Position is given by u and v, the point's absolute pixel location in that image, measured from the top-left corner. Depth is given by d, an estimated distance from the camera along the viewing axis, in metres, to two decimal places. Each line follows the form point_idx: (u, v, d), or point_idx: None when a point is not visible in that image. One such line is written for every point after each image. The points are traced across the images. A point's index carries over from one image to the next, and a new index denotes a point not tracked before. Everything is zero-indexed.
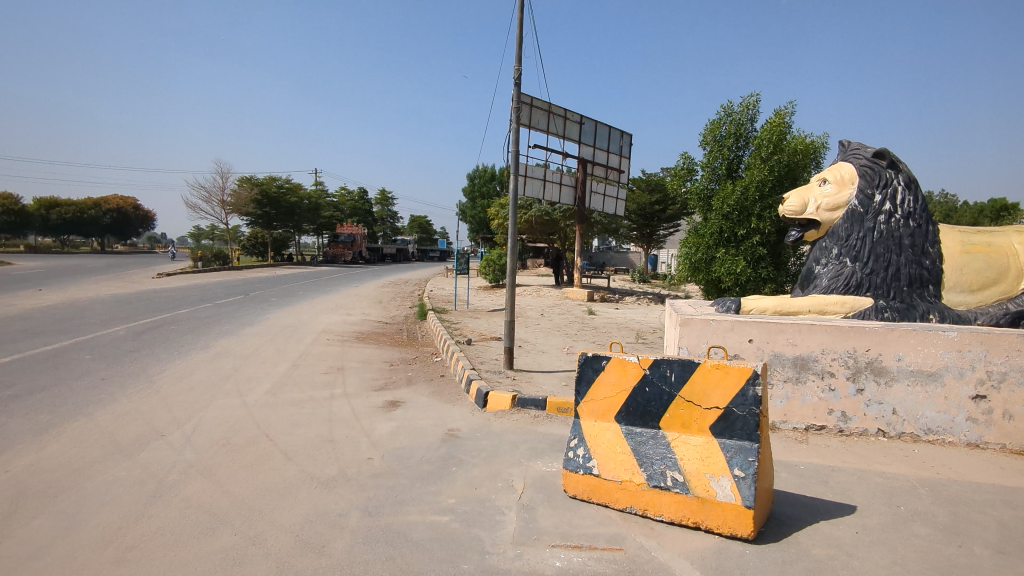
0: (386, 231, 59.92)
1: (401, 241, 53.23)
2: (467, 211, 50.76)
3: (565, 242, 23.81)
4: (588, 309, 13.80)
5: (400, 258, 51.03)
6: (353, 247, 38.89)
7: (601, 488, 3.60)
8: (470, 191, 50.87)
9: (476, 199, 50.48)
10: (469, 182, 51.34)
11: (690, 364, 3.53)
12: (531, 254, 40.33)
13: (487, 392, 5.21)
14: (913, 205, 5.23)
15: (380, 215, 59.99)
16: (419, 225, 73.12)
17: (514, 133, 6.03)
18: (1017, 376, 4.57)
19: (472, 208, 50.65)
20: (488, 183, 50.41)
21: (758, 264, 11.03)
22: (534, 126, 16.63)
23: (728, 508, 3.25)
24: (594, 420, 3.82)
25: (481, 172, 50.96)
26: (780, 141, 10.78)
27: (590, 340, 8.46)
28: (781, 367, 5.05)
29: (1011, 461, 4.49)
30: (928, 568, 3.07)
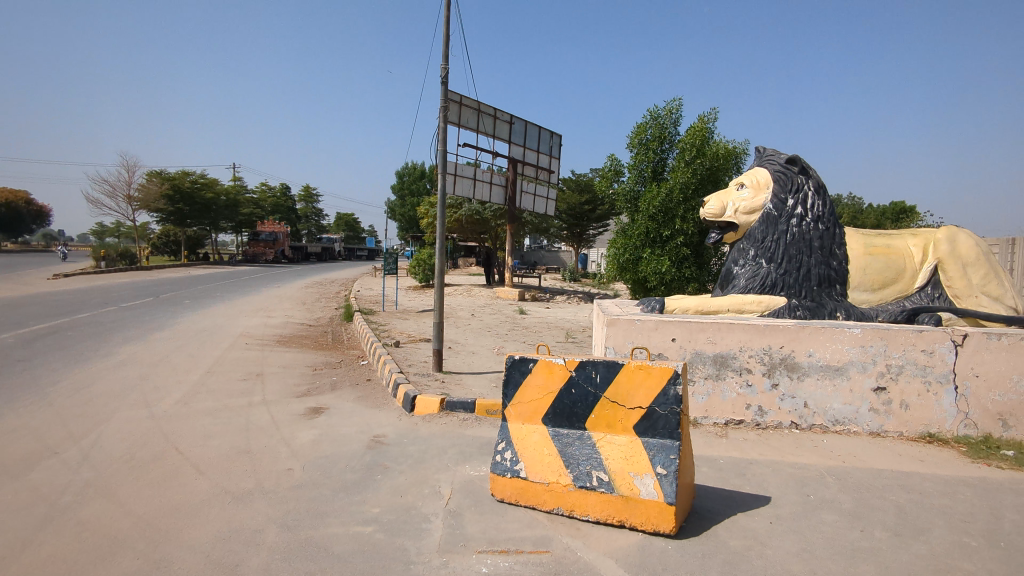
0: (311, 230, 58.09)
1: (329, 239, 51.73)
2: (398, 209, 49.94)
3: (496, 241, 23.85)
4: (519, 309, 13.88)
5: (326, 257, 49.61)
6: (275, 246, 37.49)
7: (528, 491, 3.60)
8: (400, 189, 50.07)
9: (407, 197, 49.75)
10: (398, 180, 50.59)
11: (615, 365, 3.59)
12: (463, 253, 40.18)
13: (415, 396, 5.12)
14: (822, 209, 5.53)
15: (304, 212, 58.12)
16: (347, 223, 71.37)
17: (441, 132, 5.92)
18: (912, 368, 4.94)
19: (403, 205, 49.88)
20: (420, 180, 49.81)
21: (682, 264, 11.43)
22: (464, 124, 16.56)
23: (651, 505, 3.32)
24: (522, 423, 3.81)
25: (412, 169, 50.28)
26: (702, 145, 11.16)
27: (520, 340, 8.49)
28: (702, 365, 5.21)
29: (907, 447, 4.84)
30: (834, 553, 3.25)
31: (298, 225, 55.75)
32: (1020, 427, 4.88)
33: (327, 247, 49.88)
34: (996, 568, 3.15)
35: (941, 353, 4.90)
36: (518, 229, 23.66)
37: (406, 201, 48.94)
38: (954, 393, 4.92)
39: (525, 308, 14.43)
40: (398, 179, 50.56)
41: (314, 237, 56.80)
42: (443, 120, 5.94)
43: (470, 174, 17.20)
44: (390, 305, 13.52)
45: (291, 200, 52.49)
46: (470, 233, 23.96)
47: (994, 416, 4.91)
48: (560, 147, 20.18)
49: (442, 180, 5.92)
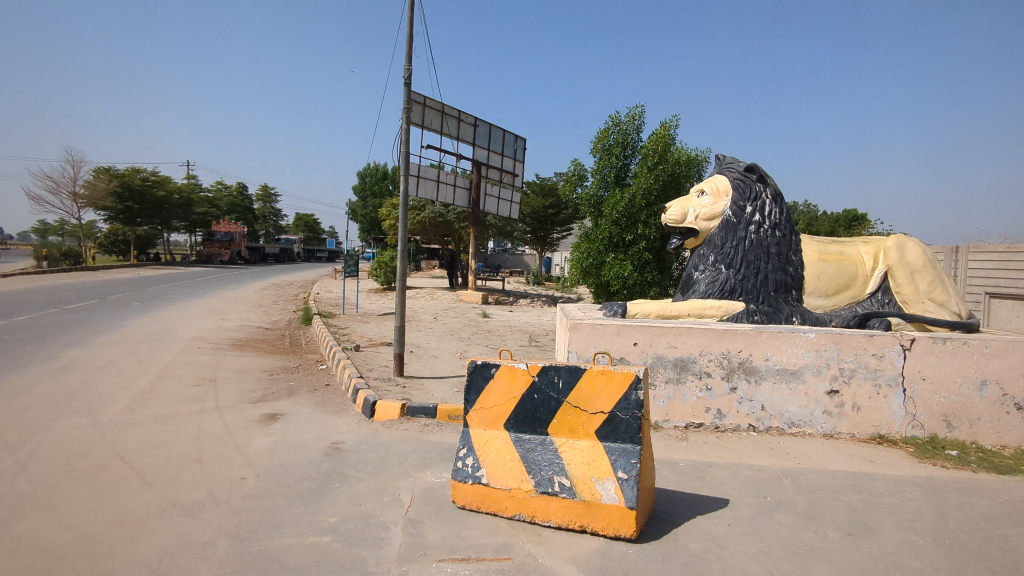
0: (268, 231, 56.86)
1: (287, 240, 50.66)
2: (360, 210, 49.26)
3: (459, 244, 23.75)
4: (483, 312, 13.83)
5: (284, 258, 48.62)
6: (231, 247, 36.54)
7: (489, 497, 3.56)
8: (362, 190, 49.38)
9: (369, 198, 49.12)
10: (360, 181, 49.92)
11: (577, 370, 3.59)
12: (426, 256, 39.91)
13: (375, 402, 5.02)
14: (779, 216, 5.66)
15: (261, 213, 56.91)
16: (307, 224, 70.13)
17: (403, 133, 5.84)
18: (863, 372, 5.11)
19: (364, 207, 49.20)
20: (381, 181, 49.25)
21: (644, 268, 11.58)
22: (428, 126, 16.45)
23: (612, 510, 3.32)
24: (483, 429, 3.76)
25: (375, 170, 49.69)
26: (664, 151, 11.34)
27: (482, 344, 8.44)
28: (663, 369, 5.27)
29: (859, 448, 4.99)
30: (789, 554, 3.31)
31: (256, 225, 54.42)
32: (963, 428, 5.09)
33: (286, 248, 48.80)
34: (942, 565, 3.25)
35: (890, 357, 5.07)
36: (481, 232, 23.60)
37: (368, 203, 48.33)
38: (902, 395, 5.10)
39: (488, 311, 14.38)
40: (360, 180, 49.84)
41: (273, 238, 55.54)
42: (406, 122, 5.86)
43: (434, 176, 17.09)
44: (350, 308, 13.31)
45: (249, 199, 51.21)
46: (434, 235, 23.79)
47: (939, 417, 5.10)
48: (524, 151, 20.23)
49: (404, 182, 5.84)
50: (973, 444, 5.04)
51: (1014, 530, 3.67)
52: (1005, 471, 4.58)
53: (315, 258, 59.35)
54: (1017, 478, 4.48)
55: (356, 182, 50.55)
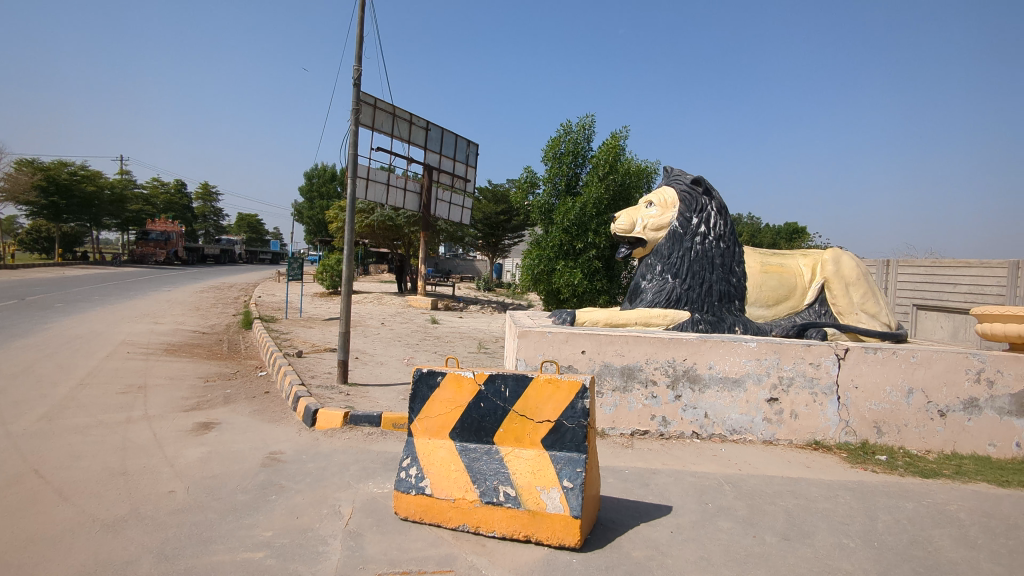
0: (209, 231, 54.84)
1: (229, 241, 48.98)
2: (306, 212, 48.08)
3: (409, 248, 23.50)
4: (432, 318, 13.69)
5: (224, 259, 46.97)
6: (167, 247, 35.03)
7: (433, 508, 3.49)
8: (309, 191, 48.19)
9: (317, 199, 48.00)
10: (307, 182, 48.80)
11: (524, 378, 3.57)
12: (375, 260, 39.30)
13: (317, 410, 4.87)
14: (723, 228, 5.82)
15: (201, 212, 54.85)
16: (250, 224, 68.07)
17: (351, 135, 5.72)
18: (801, 380, 5.29)
19: (311, 208, 48.03)
20: (329, 183, 48.22)
21: (594, 276, 11.71)
22: (379, 128, 16.23)
23: (557, 519, 3.31)
24: (428, 438, 3.69)
25: (323, 171, 48.63)
26: (615, 162, 11.51)
27: (430, 351, 8.34)
28: (610, 377, 5.31)
29: (796, 454, 5.15)
30: (729, 560, 3.37)
31: (195, 224, 52.27)
32: (892, 434, 5.33)
33: (227, 249, 47.11)
34: (871, 566, 3.38)
35: (826, 365, 5.27)
36: (432, 236, 23.40)
37: (316, 204, 47.28)
38: (837, 402, 5.30)
39: (437, 317, 14.26)
40: (307, 180, 48.66)
41: (213, 239, 53.56)
42: (355, 123, 5.74)
43: (384, 179, 16.86)
44: (294, 313, 12.93)
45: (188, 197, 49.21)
46: (383, 239, 23.43)
47: (870, 423, 5.32)
48: (476, 157, 20.21)
49: (352, 184, 5.70)
50: (900, 450, 5.28)
51: (937, 531, 3.85)
52: (930, 475, 4.82)
53: (260, 260, 57.57)
54: (940, 481, 4.72)
55: (304, 183, 49.35)
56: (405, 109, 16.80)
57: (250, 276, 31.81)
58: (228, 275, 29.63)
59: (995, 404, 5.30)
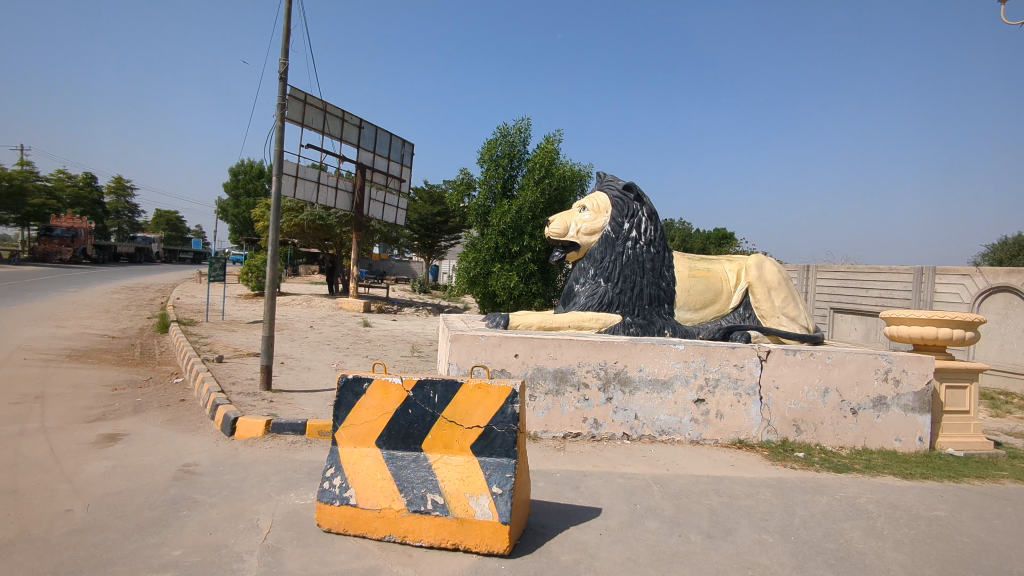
0: (122, 227, 51.66)
1: (146, 239, 46.28)
2: (232, 209, 46.09)
3: (340, 249, 22.94)
4: (365, 321, 13.39)
5: (139, 258, 44.30)
6: (72, 244, 32.68)
7: (358, 519, 3.39)
8: (234, 187, 46.13)
9: (244, 196, 46.11)
10: (233, 177, 46.76)
11: (454, 384, 3.52)
12: (305, 261, 38.12)
13: (236, 418, 4.65)
14: (653, 234, 5.96)
15: (114, 207, 51.62)
16: (170, 221, 64.63)
17: (277, 131, 5.49)
18: (726, 381, 5.47)
19: (237, 206, 46.08)
20: (257, 179, 46.46)
21: (529, 279, 11.77)
22: (309, 124, 15.77)
23: (485, 526, 3.27)
24: (353, 447, 3.57)
25: (249, 167, 46.81)
26: (550, 166, 11.65)
27: (360, 355, 8.14)
28: (543, 380, 5.33)
29: (721, 453, 5.32)
30: (655, 560, 3.43)
31: (107, 221, 49.09)
32: (809, 432, 5.59)
33: (143, 248, 44.48)
34: (788, 560, 3.52)
35: (749, 367, 5.48)
36: (365, 237, 22.93)
37: (242, 201, 45.43)
38: (759, 402, 5.52)
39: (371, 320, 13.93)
40: (233, 176, 46.67)
41: (127, 236, 50.44)
42: (280, 118, 5.52)
43: (314, 177, 16.42)
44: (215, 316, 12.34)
45: (98, 192, 46.13)
46: (313, 239, 22.75)
47: (790, 422, 5.57)
48: (412, 157, 19.98)
49: (277, 182, 5.49)
50: (817, 446, 5.55)
51: (848, 523, 4.06)
52: (843, 469, 5.09)
53: (181, 259, 54.73)
54: (852, 476, 4.98)
55: (231, 179, 47.31)
56: (337, 106, 16.43)
57: (169, 276, 30.13)
58: (140, 276, 27.91)
59: (901, 401, 5.65)
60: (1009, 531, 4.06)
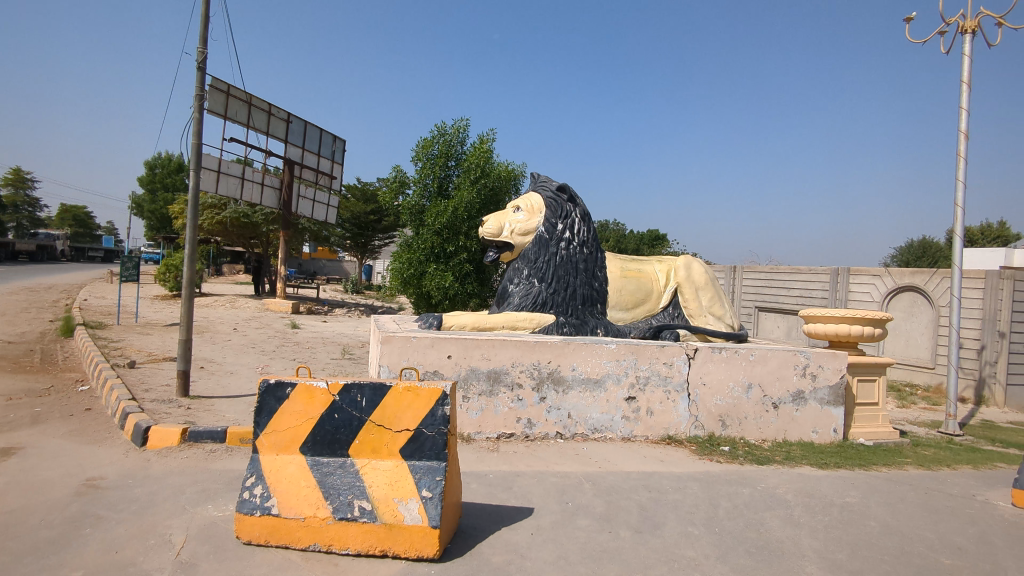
0: (21, 223, 47.86)
1: (48, 236, 43.07)
2: (148, 205, 43.56)
3: (266, 247, 22.15)
4: (293, 322, 12.95)
5: (40, 257, 41.13)
6: None
7: (280, 529, 3.25)
8: (151, 181, 43.65)
9: (161, 191, 43.69)
10: (149, 171, 44.24)
11: (382, 387, 3.43)
12: (229, 260, 36.55)
13: (149, 428, 4.39)
14: (586, 235, 6.05)
15: (11, 201, 47.77)
16: (75, 217, 60.38)
17: (194, 124, 5.22)
18: (655, 379, 5.62)
19: (154, 202, 43.61)
20: (177, 173, 44.16)
21: (465, 280, 11.73)
22: (233, 117, 15.14)
23: (415, 531, 3.21)
24: (276, 454, 3.42)
25: (168, 161, 44.46)
26: (484, 166, 11.66)
27: (287, 358, 7.86)
28: (476, 381, 5.30)
29: (651, 449, 5.45)
30: (585, 557, 3.46)
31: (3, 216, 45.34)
32: (734, 426, 5.81)
33: (44, 246, 41.26)
34: (712, 551, 3.63)
35: (677, 365, 5.65)
36: (293, 235, 22.25)
37: (159, 197, 43.06)
38: (687, 399, 5.70)
39: (299, 321, 13.53)
40: (149, 170, 44.17)
41: (26, 233, 46.72)
42: (199, 111, 5.26)
43: (238, 173, 15.77)
44: (127, 318, 11.62)
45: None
46: (237, 237, 21.81)
47: (715, 417, 5.77)
48: (343, 153, 19.49)
49: (195, 176, 5.21)
50: (741, 440, 5.77)
51: (768, 513, 4.24)
52: (764, 461, 5.32)
53: (89, 259, 51.29)
54: (772, 467, 5.21)
55: (147, 173, 44.72)
56: (262, 98, 15.84)
57: (73, 276, 28.08)
58: (38, 275, 25.85)
59: (817, 395, 5.97)
60: (912, 514, 4.35)
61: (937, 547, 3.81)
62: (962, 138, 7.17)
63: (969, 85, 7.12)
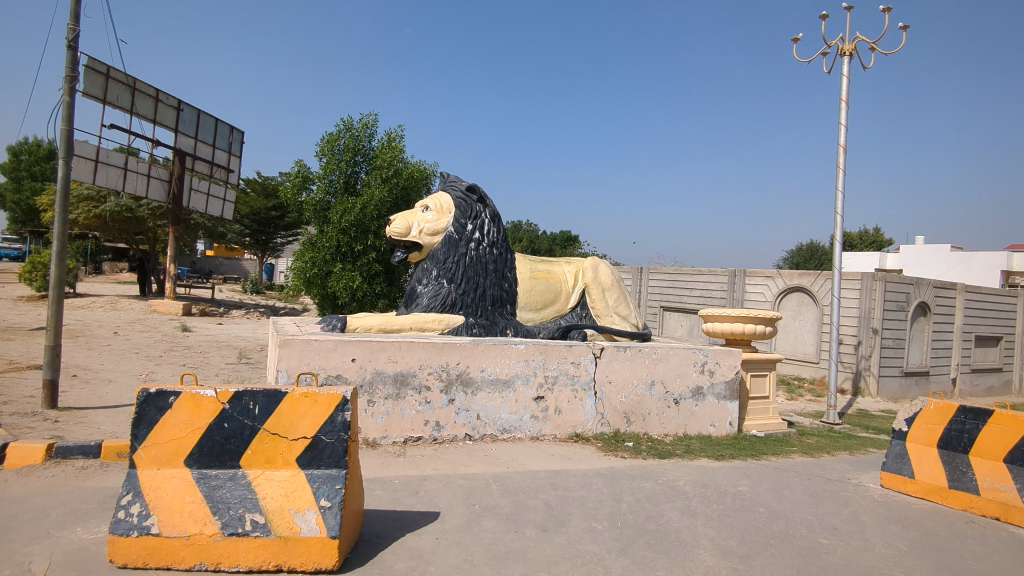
0: None
1: None
2: (12, 196, 39.27)
3: (152, 245, 20.64)
4: (182, 324, 12.14)
5: None
6: None
7: (161, 549, 3.01)
8: (15, 169, 39.50)
9: (28, 180, 39.58)
10: (13, 158, 39.91)
11: (277, 394, 3.26)
12: (111, 257, 33.71)
13: (5, 445, 3.95)
14: (495, 235, 6.07)
15: None
16: None
17: (64, 107, 4.76)
18: (563, 378, 5.72)
19: (19, 192, 39.37)
20: (47, 161, 40.24)
21: (373, 280, 11.56)
22: (114, 102, 13.98)
23: (312, 543, 3.08)
24: (156, 469, 3.12)
25: (36, 148, 40.41)
26: (393, 164, 11.46)
27: (174, 364, 7.34)
28: (382, 384, 5.17)
29: (558, 447, 5.53)
30: (490, 558, 3.45)
31: None
32: (637, 422, 6.01)
33: None
34: (614, 544, 3.73)
35: (584, 364, 5.79)
36: (185, 231, 20.89)
37: (25, 186, 38.91)
38: (593, 397, 5.84)
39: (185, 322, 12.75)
40: (13, 157, 39.92)
41: None
42: (69, 93, 4.79)
43: (120, 163, 14.58)
44: None
45: None
46: (121, 234, 20.14)
47: (621, 414, 5.95)
48: (241, 145, 18.44)
49: (65, 165, 4.75)
50: (644, 435, 5.99)
51: (667, 505, 4.42)
52: (665, 455, 5.54)
53: None
54: (673, 460, 5.45)
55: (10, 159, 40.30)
56: (149, 83, 14.75)
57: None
58: None
59: (714, 390, 6.31)
60: (795, 499, 4.69)
61: (816, 529, 4.11)
62: (841, 150, 7.82)
63: (847, 102, 7.78)
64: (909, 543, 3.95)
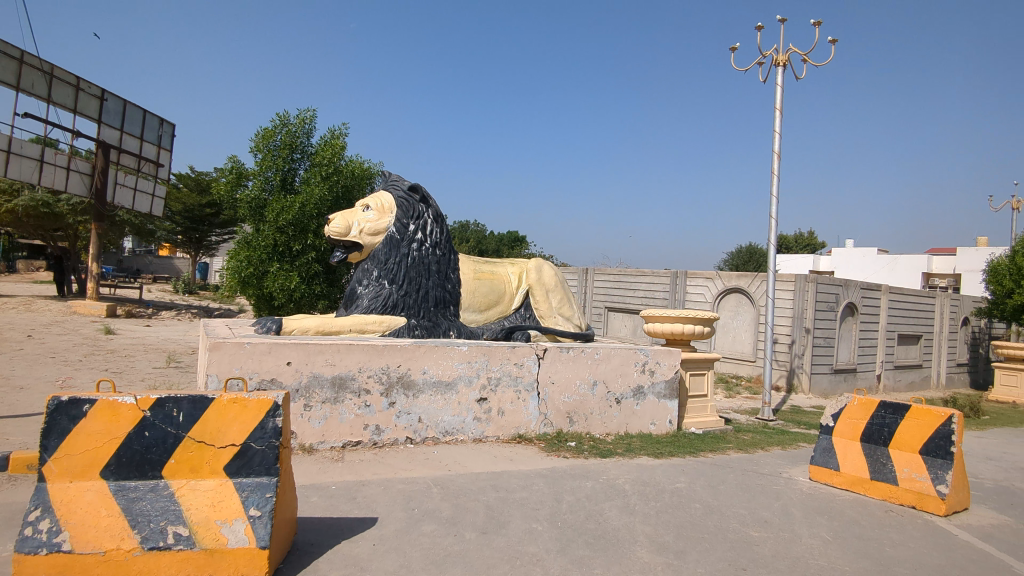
0: None
1: None
2: None
3: (73, 242, 19.52)
4: (103, 326, 11.53)
5: None
6: None
7: (73, 567, 2.83)
8: None
9: None
10: None
11: (203, 400, 3.12)
12: (27, 255, 31.65)
13: None
14: (439, 235, 6.03)
15: None
16: None
17: None
18: (506, 379, 5.73)
19: None
20: None
21: (312, 280, 11.32)
22: (28, 89, 13.17)
23: (240, 554, 2.97)
24: (68, 482, 2.93)
25: None
26: (333, 161, 11.22)
27: (95, 369, 6.95)
28: (319, 388, 5.04)
29: (500, 449, 5.53)
30: (428, 563, 3.42)
31: None
32: (580, 422, 6.08)
33: None
34: (554, 545, 3.76)
35: (527, 365, 5.81)
36: (109, 228, 19.85)
37: None
38: (537, 397, 5.88)
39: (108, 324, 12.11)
40: None
41: None
42: None
43: (36, 155, 13.74)
44: None
45: None
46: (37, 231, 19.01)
47: (564, 414, 6.01)
48: (172, 138, 17.61)
49: None
50: (586, 434, 6.06)
51: (607, 504, 4.49)
52: (606, 454, 5.63)
53: None
54: (613, 459, 5.54)
55: None
56: (68, 71, 13.96)
57: None
58: None
59: (655, 389, 6.46)
60: (728, 494, 4.86)
61: (747, 522, 4.26)
62: (775, 157, 8.15)
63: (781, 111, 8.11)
64: (832, 533, 4.15)
